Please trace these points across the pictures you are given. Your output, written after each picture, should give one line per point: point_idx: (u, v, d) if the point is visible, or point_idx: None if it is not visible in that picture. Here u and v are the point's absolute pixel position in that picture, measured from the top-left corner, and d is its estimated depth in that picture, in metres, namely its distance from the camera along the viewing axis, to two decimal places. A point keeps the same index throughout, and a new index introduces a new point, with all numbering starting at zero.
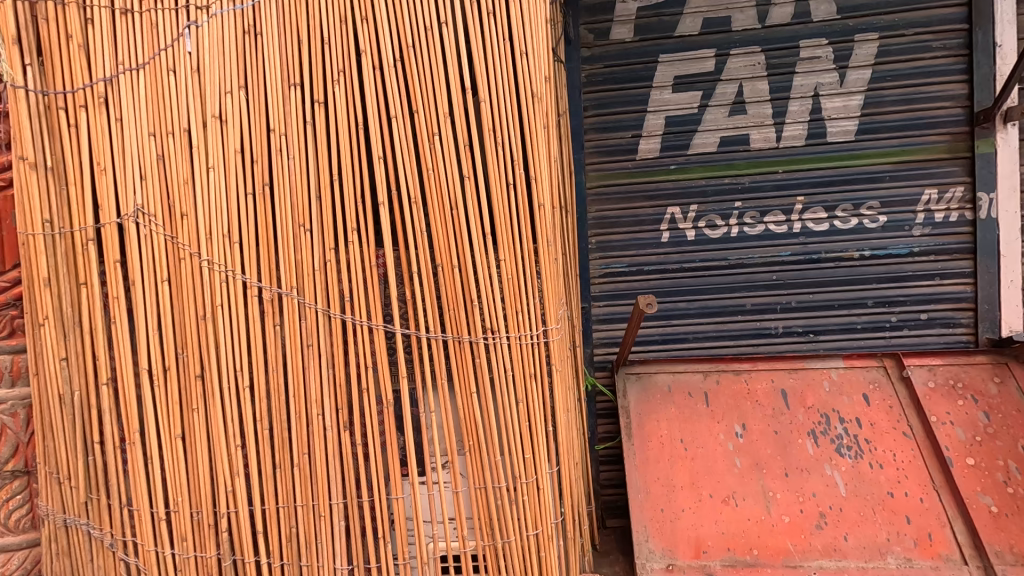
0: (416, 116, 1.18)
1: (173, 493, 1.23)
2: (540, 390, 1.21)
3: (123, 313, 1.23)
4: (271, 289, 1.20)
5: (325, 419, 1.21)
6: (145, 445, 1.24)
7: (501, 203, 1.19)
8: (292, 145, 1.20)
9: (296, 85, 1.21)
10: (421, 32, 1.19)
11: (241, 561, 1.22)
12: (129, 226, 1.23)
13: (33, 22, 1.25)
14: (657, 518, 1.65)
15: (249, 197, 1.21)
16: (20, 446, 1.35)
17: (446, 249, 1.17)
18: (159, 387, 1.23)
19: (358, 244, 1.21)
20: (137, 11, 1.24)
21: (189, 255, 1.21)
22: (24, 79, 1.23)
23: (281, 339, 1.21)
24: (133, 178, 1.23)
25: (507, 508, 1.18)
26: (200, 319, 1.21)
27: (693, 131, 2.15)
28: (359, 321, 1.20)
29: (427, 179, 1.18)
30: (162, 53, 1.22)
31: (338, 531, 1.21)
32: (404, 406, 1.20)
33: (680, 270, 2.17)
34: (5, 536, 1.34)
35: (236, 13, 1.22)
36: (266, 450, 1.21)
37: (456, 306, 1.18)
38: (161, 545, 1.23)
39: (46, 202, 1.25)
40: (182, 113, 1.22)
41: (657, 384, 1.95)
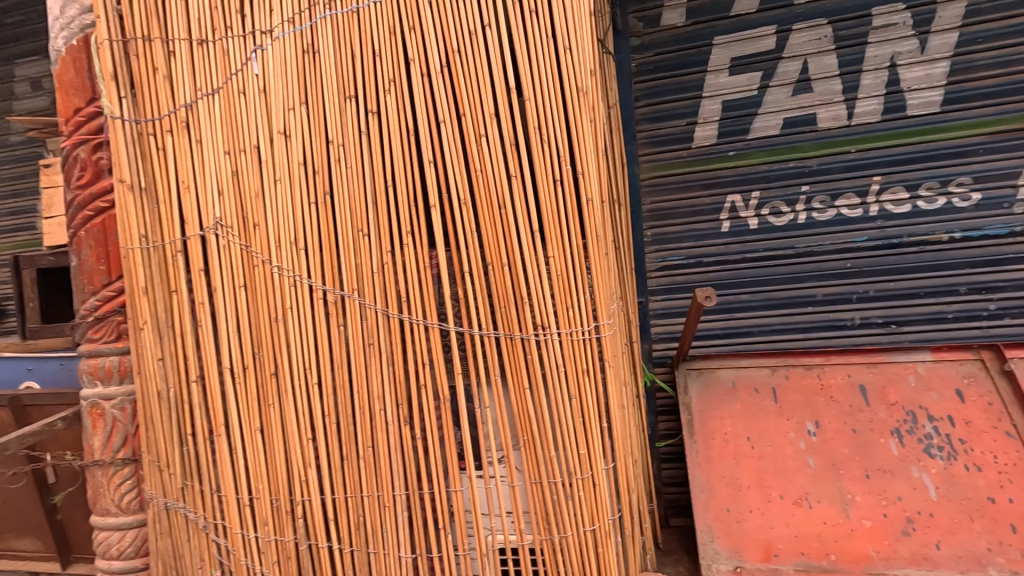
0: (463, 119, 1.21)
1: (254, 481, 1.34)
2: (594, 386, 1.20)
3: (207, 317, 1.36)
4: (334, 291, 1.28)
5: (387, 414, 1.27)
6: (230, 437, 1.36)
7: (549, 200, 1.19)
8: (349, 155, 1.27)
9: (351, 97, 1.28)
10: (465, 37, 1.21)
11: (315, 546, 1.31)
12: (210, 238, 1.35)
13: (126, 58, 1.40)
14: (722, 518, 1.58)
15: (312, 206, 1.29)
16: (128, 437, 1.52)
17: (496, 248, 1.20)
18: (240, 384, 1.35)
19: (412, 246, 1.25)
20: (211, 40, 1.36)
21: (262, 263, 1.32)
22: (120, 109, 1.38)
23: (344, 338, 1.29)
24: (212, 194, 1.35)
25: (564, 502, 1.19)
26: (273, 321, 1.31)
27: (753, 114, 2.05)
28: (416, 321, 1.25)
29: (475, 180, 1.20)
30: (233, 77, 1.33)
31: (402, 521, 1.26)
32: (460, 402, 1.23)
33: (742, 261, 2.07)
34: (118, 516, 1.51)
35: (296, 35, 1.30)
36: (334, 443, 1.29)
37: (507, 304, 1.20)
38: (246, 528, 1.35)
39: (142, 219, 1.40)
40: (252, 131, 1.32)
41: (720, 380, 1.88)
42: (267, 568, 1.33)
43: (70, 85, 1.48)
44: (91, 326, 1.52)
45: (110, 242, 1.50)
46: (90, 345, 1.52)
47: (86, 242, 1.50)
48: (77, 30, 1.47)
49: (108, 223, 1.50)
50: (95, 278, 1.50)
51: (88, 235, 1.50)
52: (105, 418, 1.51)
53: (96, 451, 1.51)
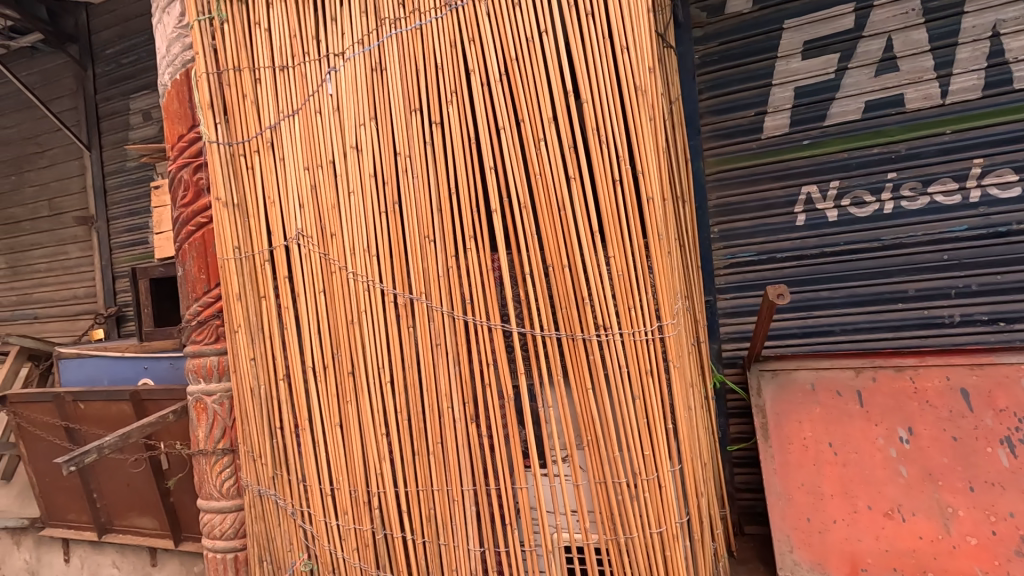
0: (523, 124, 1.24)
1: (335, 472, 1.44)
2: (658, 387, 1.18)
3: (292, 319, 1.49)
4: (403, 294, 1.35)
5: (454, 410, 1.32)
6: (313, 431, 1.48)
7: (609, 200, 1.19)
8: (415, 166, 1.34)
9: (416, 111, 1.34)
10: (523, 44, 1.24)
11: (390, 536, 1.39)
12: (294, 247, 1.47)
13: (220, 88, 1.56)
14: (802, 528, 1.51)
15: (382, 215, 1.38)
16: (226, 429, 1.68)
17: (557, 251, 1.21)
18: (321, 382, 1.46)
19: (475, 251, 1.29)
20: (291, 66, 1.48)
21: (338, 268, 1.42)
22: (216, 134, 1.55)
23: (414, 338, 1.36)
24: (295, 207, 1.47)
25: (629, 503, 1.18)
26: (350, 323, 1.41)
27: (830, 99, 1.92)
28: (480, 322, 1.29)
29: (535, 184, 1.23)
30: (311, 98, 1.45)
31: (470, 515, 1.30)
32: (524, 401, 1.26)
33: (821, 256, 1.95)
34: (220, 500, 1.68)
35: (365, 55, 1.39)
36: (405, 438, 1.36)
37: (568, 306, 1.21)
38: (328, 516, 1.46)
39: (236, 232, 1.55)
40: (328, 148, 1.43)
41: (797, 382, 1.75)
42: (348, 553, 1.43)
43: (175, 115, 1.67)
44: (195, 329, 1.70)
45: (208, 254, 1.67)
46: (194, 346, 1.70)
47: (190, 254, 1.68)
48: (180, 65, 1.65)
49: (207, 236, 1.67)
50: (197, 287, 1.68)
51: (191, 247, 1.68)
52: (207, 412, 1.68)
53: (201, 441, 1.69)
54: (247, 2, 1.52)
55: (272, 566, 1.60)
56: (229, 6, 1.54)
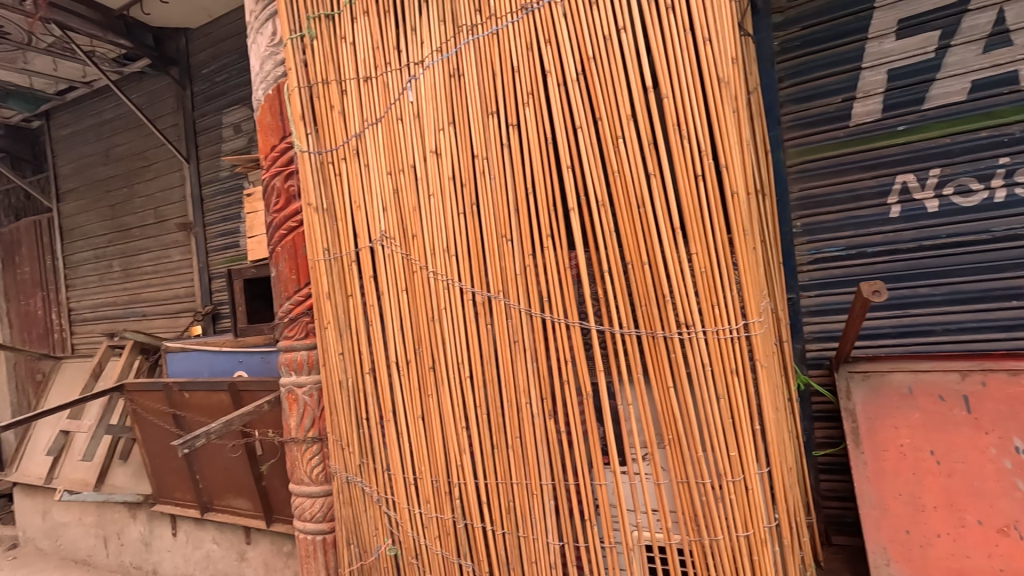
0: (600, 122, 1.24)
1: (418, 462, 1.51)
2: (744, 387, 1.15)
3: (377, 316, 1.58)
4: (482, 292, 1.40)
5: (532, 406, 1.34)
6: (397, 422, 1.56)
7: (690, 196, 1.16)
8: (492, 167, 1.38)
9: (493, 114, 1.38)
10: (600, 42, 1.23)
11: (470, 525, 1.43)
12: (378, 249, 1.56)
13: (311, 100, 1.67)
14: (900, 540, 1.40)
15: (461, 216, 1.43)
16: (316, 419, 1.80)
17: (636, 247, 1.20)
18: (404, 376, 1.53)
19: (553, 249, 1.31)
20: (374, 76, 1.56)
21: (419, 268, 1.49)
22: (308, 144, 1.67)
23: (492, 335, 1.40)
24: (379, 211, 1.56)
25: (714, 504, 1.16)
26: (432, 320, 1.48)
27: (929, 80, 1.78)
28: (558, 319, 1.30)
29: (614, 182, 1.22)
30: (393, 106, 1.52)
31: (549, 509, 1.32)
32: (602, 398, 1.26)
33: (919, 249, 1.81)
34: (310, 485, 1.80)
35: (443, 62, 1.45)
36: (485, 431, 1.41)
37: (648, 303, 1.20)
38: (411, 503, 1.53)
39: (326, 234, 1.66)
40: (409, 153, 1.50)
41: (891, 385, 1.64)
42: (430, 541, 1.49)
43: (268, 127, 1.81)
44: (288, 325, 1.83)
45: (299, 255, 1.80)
46: (287, 341, 1.84)
47: (283, 256, 1.81)
48: (272, 81, 1.78)
49: (297, 239, 1.80)
50: (289, 286, 1.81)
51: (283, 250, 1.81)
52: (299, 402, 1.81)
53: (293, 430, 1.82)
54: (334, 18, 1.62)
55: (359, 549, 1.70)
56: (318, 23, 1.64)
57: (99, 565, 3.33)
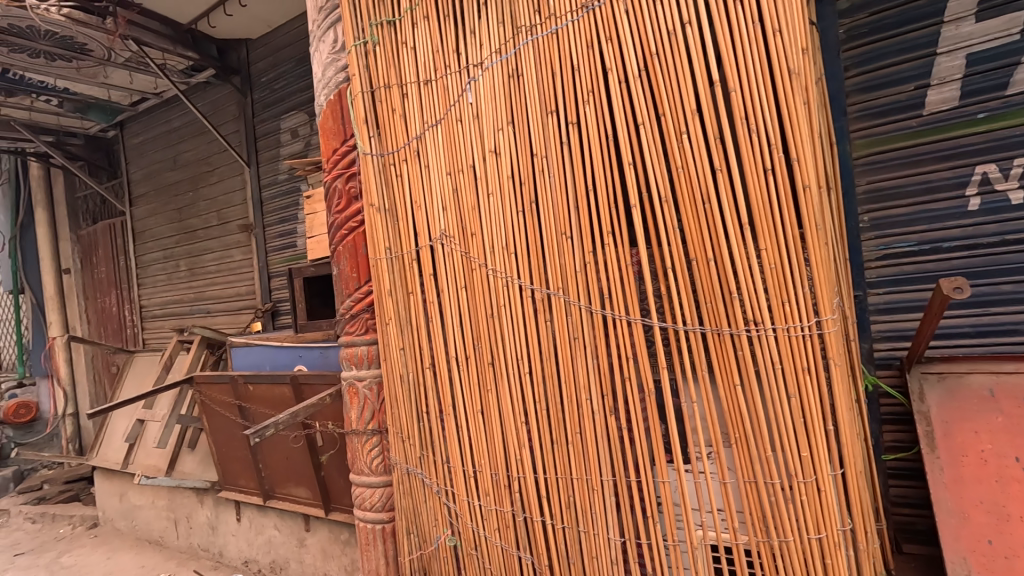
0: (663, 118, 1.23)
1: (478, 455, 1.54)
2: (817, 386, 1.12)
3: (436, 313, 1.62)
4: (541, 290, 1.41)
5: (593, 403, 1.35)
6: (457, 417, 1.60)
7: (759, 191, 1.14)
8: (552, 166, 1.39)
9: (553, 112, 1.39)
10: (664, 37, 1.22)
11: (529, 519, 1.46)
12: (438, 247, 1.60)
13: (373, 104, 1.73)
14: (982, 550, 1.32)
15: (521, 214, 1.45)
16: (376, 412, 1.87)
17: (701, 244, 1.19)
18: (463, 372, 1.57)
19: (614, 246, 1.31)
20: (434, 79, 1.60)
21: (478, 266, 1.52)
22: (370, 147, 1.73)
23: (552, 331, 1.41)
24: (439, 210, 1.60)
25: (784, 505, 1.14)
26: (491, 317, 1.50)
27: (1013, 64, 1.68)
28: (619, 316, 1.30)
29: (678, 177, 1.21)
30: (453, 108, 1.56)
31: (611, 504, 1.33)
32: (665, 396, 1.25)
33: (1001, 244, 1.71)
34: (370, 476, 1.87)
35: (502, 63, 1.47)
36: (545, 426, 1.42)
37: (714, 299, 1.18)
38: (471, 496, 1.57)
39: (387, 234, 1.72)
40: (469, 153, 1.53)
41: (970, 387, 1.55)
42: (490, 533, 1.53)
43: (331, 131, 1.89)
44: (349, 321, 1.90)
45: (359, 254, 1.87)
46: (348, 337, 1.90)
47: (344, 255, 1.89)
48: (334, 87, 1.86)
49: (358, 239, 1.87)
50: (350, 284, 1.88)
51: (344, 249, 1.88)
52: (360, 395, 1.88)
53: (354, 422, 1.90)
54: (395, 24, 1.67)
55: (418, 539, 1.76)
56: (380, 30, 1.70)
57: (170, 546, 3.56)
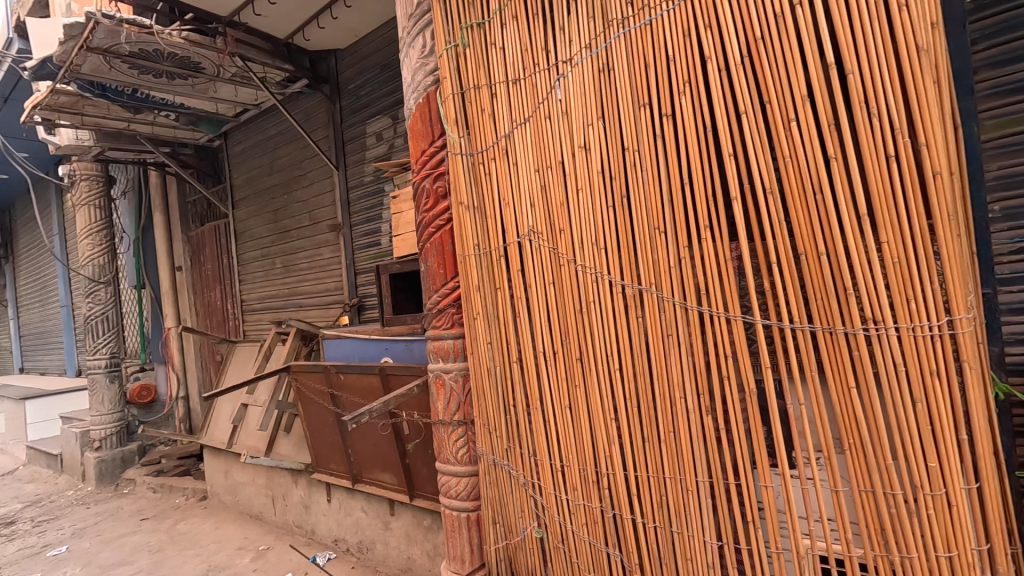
0: (769, 106, 1.16)
1: (566, 450, 1.56)
2: (947, 391, 1.03)
3: (524, 308, 1.65)
4: (633, 286, 1.39)
5: (687, 401, 1.31)
6: (544, 410, 1.62)
7: (880, 179, 1.06)
8: (644, 159, 1.36)
9: (646, 105, 1.36)
10: (771, 20, 1.16)
11: (619, 516, 1.45)
12: (526, 243, 1.63)
13: (464, 105, 1.79)
14: None
15: (611, 210, 1.43)
16: (461, 404, 1.93)
17: (811, 236, 1.12)
18: (552, 367, 1.59)
19: (712, 240, 1.26)
20: (522, 78, 1.62)
21: (567, 262, 1.53)
22: (460, 147, 1.79)
23: (643, 328, 1.39)
24: (528, 207, 1.62)
25: (906, 518, 1.06)
26: (580, 313, 1.50)
27: None
28: (717, 313, 1.25)
29: (785, 167, 1.15)
30: (541, 105, 1.57)
31: (707, 506, 1.29)
32: (769, 397, 1.19)
33: None
34: (456, 465, 1.94)
35: (593, 58, 1.45)
36: (636, 424, 1.41)
37: (826, 296, 1.11)
38: (559, 489, 1.58)
39: (477, 231, 1.78)
40: (558, 150, 1.54)
41: None
42: (578, 527, 1.54)
43: (419, 133, 1.96)
44: (436, 316, 1.97)
45: (446, 251, 1.93)
46: (435, 331, 1.98)
47: (432, 252, 1.96)
48: (423, 91, 1.93)
49: (444, 236, 1.93)
50: (437, 280, 1.95)
51: (431, 247, 1.95)
52: (446, 387, 1.94)
53: (440, 413, 1.97)
54: (485, 26, 1.71)
55: (504, 529, 1.80)
56: (470, 32, 1.75)
57: (269, 521, 3.88)
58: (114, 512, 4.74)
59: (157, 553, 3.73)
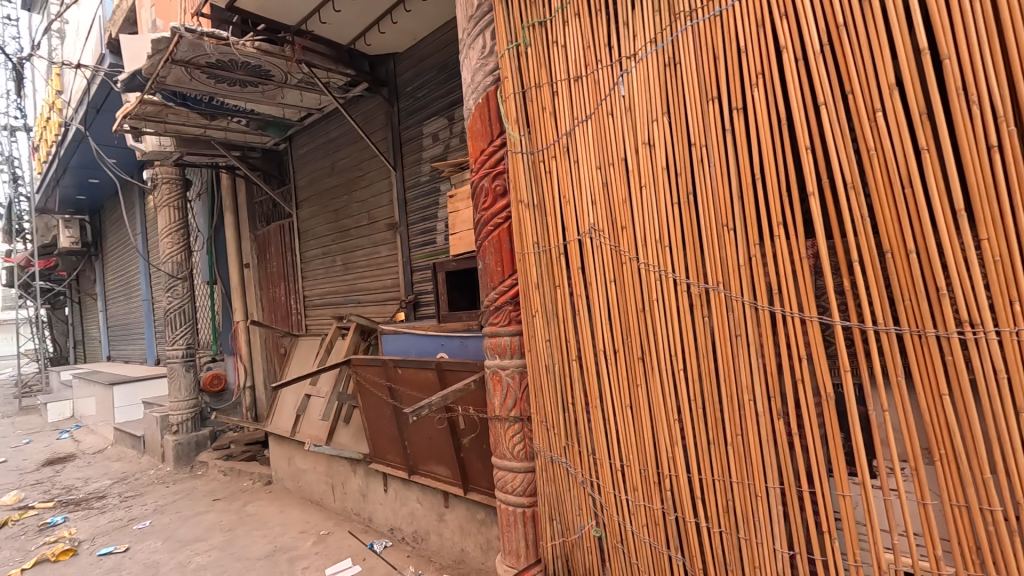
0: (851, 96, 1.10)
1: (626, 449, 1.55)
2: None
3: (584, 306, 1.64)
4: (699, 284, 1.35)
5: (757, 404, 1.27)
6: (604, 408, 1.61)
7: (979, 171, 0.99)
8: (712, 154, 1.32)
9: (714, 98, 1.31)
10: (855, 5, 1.10)
11: (682, 519, 1.42)
12: (587, 241, 1.62)
13: (525, 104, 1.81)
14: None
15: (676, 206, 1.40)
16: (518, 400, 1.95)
17: (897, 233, 1.06)
18: (612, 366, 1.58)
19: (785, 237, 1.21)
20: (584, 75, 1.61)
21: (629, 260, 1.51)
22: (521, 145, 1.81)
23: (710, 328, 1.35)
24: (589, 205, 1.61)
25: (1007, 538, 0.98)
26: (641, 312, 1.48)
27: None
28: (790, 313, 1.20)
29: (869, 160, 1.09)
30: (603, 102, 1.56)
31: (777, 514, 1.25)
32: (849, 403, 1.13)
33: None
34: (512, 460, 1.96)
35: (658, 52, 1.42)
36: (701, 425, 1.37)
37: (914, 296, 1.05)
38: (618, 489, 1.57)
39: (537, 229, 1.79)
40: (621, 146, 1.52)
41: None
42: (638, 528, 1.52)
43: (478, 133, 1.99)
44: (493, 313, 2.00)
45: (504, 249, 1.95)
46: (492, 328, 2.01)
47: (490, 250, 1.98)
48: (483, 91, 1.96)
49: (502, 234, 1.95)
50: (495, 277, 1.97)
51: (490, 244, 1.98)
52: (503, 383, 1.97)
53: (498, 408, 1.99)
54: (547, 25, 1.71)
55: (561, 526, 1.81)
56: (532, 31, 1.76)
57: (329, 507, 4.06)
58: (190, 492, 5.10)
59: (229, 532, 3.99)
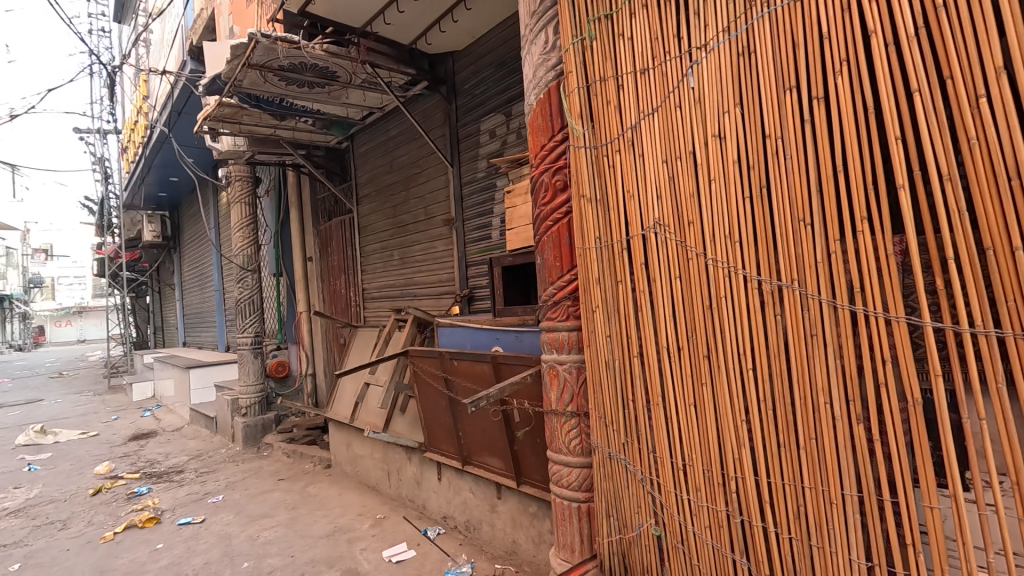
0: (949, 82, 1.03)
1: (689, 447, 1.52)
2: None
3: (647, 301, 1.62)
4: (771, 282, 1.31)
5: (834, 407, 1.21)
6: (666, 406, 1.59)
7: None
8: (789, 146, 1.26)
9: (792, 88, 1.25)
10: None
11: (749, 523, 1.38)
12: (651, 236, 1.60)
13: (589, 98, 1.80)
14: None
15: (748, 201, 1.36)
16: (575, 395, 1.95)
17: (1000, 229, 0.98)
18: (676, 364, 1.55)
19: (869, 233, 1.15)
20: (651, 67, 1.59)
21: (695, 256, 1.47)
22: (584, 140, 1.81)
23: (783, 327, 1.30)
24: (654, 199, 1.59)
25: None
26: (708, 309, 1.45)
27: None
28: (874, 313, 1.13)
29: (969, 151, 1.01)
30: (671, 94, 1.53)
31: (854, 523, 1.19)
32: (939, 410, 1.06)
33: None
34: (568, 455, 1.97)
35: (730, 41, 1.37)
36: (771, 427, 1.33)
37: (1018, 297, 0.97)
38: (680, 488, 1.55)
39: (599, 224, 1.78)
40: (689, 139, 1.49)
41: None
42: (700, 530, 1.49)
43: (539, 129, 2.00)
44: (551, 308, 2.01)
45: (563, 244, 1.95)
46: (550, 322, 2.02)
47: (549, 245, 1.99)
48: (545, 86, 1.96)
49: (562, 229, 1.95)
50: (553, 272, 1.98)
51: (549, 239, 1.99)
52: (560, 377, 1.98)
53: (554, 402, 2.00)
54: (613, 17, 1.70)
55: (618, 523, 1.80)
56: (598, 25, 1.75)
57: (385, 492, 4.21)
58: (257, 471, 5.43)
59: (293, 510, 4.22)
